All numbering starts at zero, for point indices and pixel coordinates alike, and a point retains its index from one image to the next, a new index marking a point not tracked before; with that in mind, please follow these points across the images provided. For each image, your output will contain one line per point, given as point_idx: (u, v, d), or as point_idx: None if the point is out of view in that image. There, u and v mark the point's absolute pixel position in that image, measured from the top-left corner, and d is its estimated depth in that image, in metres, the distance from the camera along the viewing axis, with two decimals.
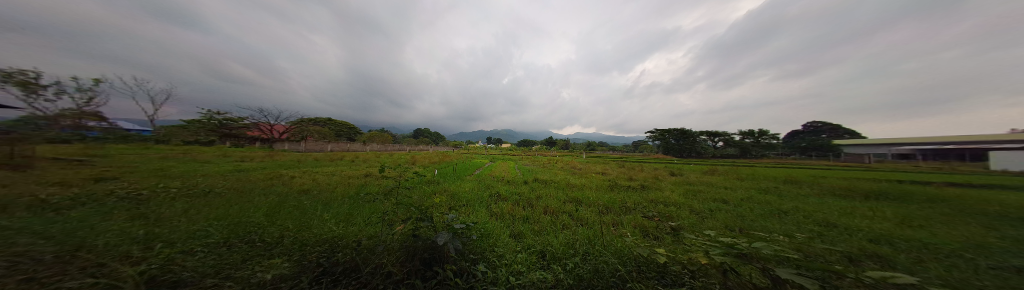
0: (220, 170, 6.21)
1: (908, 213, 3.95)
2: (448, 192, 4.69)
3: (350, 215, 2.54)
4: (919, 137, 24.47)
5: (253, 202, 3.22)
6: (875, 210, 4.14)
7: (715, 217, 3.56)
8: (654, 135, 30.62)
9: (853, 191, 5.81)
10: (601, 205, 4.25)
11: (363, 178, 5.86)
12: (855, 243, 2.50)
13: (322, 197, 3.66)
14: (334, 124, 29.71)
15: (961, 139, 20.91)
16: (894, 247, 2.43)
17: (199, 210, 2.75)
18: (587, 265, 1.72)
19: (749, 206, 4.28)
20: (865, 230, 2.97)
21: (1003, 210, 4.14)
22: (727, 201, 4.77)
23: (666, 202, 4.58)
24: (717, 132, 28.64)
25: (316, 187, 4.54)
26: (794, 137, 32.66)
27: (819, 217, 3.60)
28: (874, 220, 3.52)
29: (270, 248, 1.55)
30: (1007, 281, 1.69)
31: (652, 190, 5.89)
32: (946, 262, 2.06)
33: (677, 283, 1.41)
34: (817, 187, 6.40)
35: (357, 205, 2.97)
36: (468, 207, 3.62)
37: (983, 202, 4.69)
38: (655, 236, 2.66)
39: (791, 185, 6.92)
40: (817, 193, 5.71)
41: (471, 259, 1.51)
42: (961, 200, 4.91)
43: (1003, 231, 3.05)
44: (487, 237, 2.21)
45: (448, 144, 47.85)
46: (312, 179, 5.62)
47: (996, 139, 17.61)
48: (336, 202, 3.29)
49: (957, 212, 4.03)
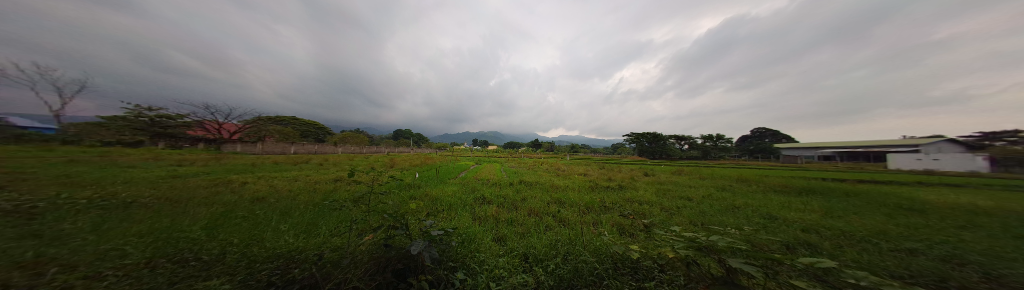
0: (149, 177, 5.22)
1: (831, 205, 4.72)
2: (429, 196, 4.49)
3: (312, 225, 2.29)
4: (835, 142, 29.59)
5: (191, 214, 2.74)
6: (806, 203, 4.87)
7: (680, 213, 3.92)
8: (630, 138, 32.79)
9: (789, 187, 6.82)
10: (582, 206, 4.41)
11: (332, 183, 5.40)
12: (791, 232, 2.93)
13: (283, 205, 3.27)
14: (301, 123, 26.97)
15: (863, 143, 25.77)
16: (818, 234, 2.91)
17: (117, 224, 2.28)
18: (567, 265, 1.76)
19: (709, 203, 4.79)
20: (799, 221, 3.48)
21: (895, 201, 5.14)
22: (690, 198, 5.27)
23: (640, 200, 4.92)
24: (684, 136, 31.58)
25: (273, 195, 4.00)
26: (743, 141, 37.55)
27: (765, 210, 4.14)
28: (805, 212, 4.15)
29: (206, 268, 1.32)
30: (899, 259, 2.12)
31: (627, 189, 6.32)
32: (859, 246, 2.49)
33: (647, 277, 1.53)
34: (762, 184, 7.39)
35: (322, 215, 2.67)
36: (450, 212, 3.50)
37: (880, 195, 5.80)
38: (630, 233, 2.84)
39: (742, 183, 7.89)
40: (763, 190, 6.58)
41: (450, 267, 1.46)
42: (866, 194, 6.01)
43: (897, 219, 3.78)
44: (469, 242, 2.15)
45: (431, 146, 46.44)
46: (270, 185, 5.00)
47: (888, 147, 21.98)
48: (296, 211, 2.95)
49: (864, 204, 4.92)
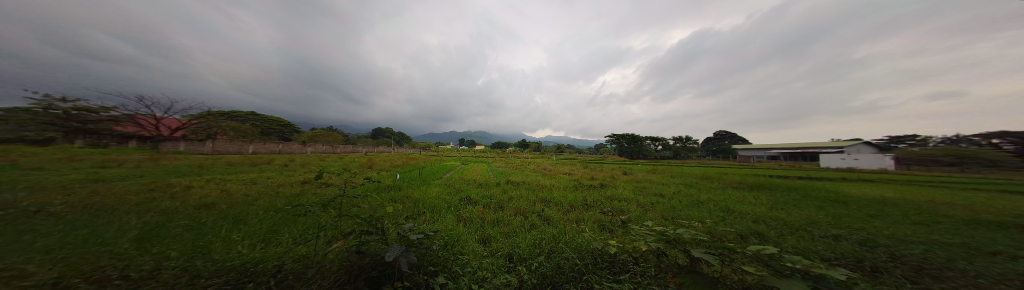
0: (57, 180, 4.29)
1: (776, 199, 5.43)
2: (411, 198, 4.30)
3: (274, 233, 2.06)
4: (780, 143, 34.14)
5: (116, 224, 2.30)
6: (757, 197, 5.55)
7: (654, 209, 4.23)
8: (611, 140, 34.54)
9: (744, 183, 7.71)
10: (566, 204, 4.55)
11: (299, 186, 4.92)
12: (745, 223, 3.32)
13: (235, 212, 2.89)
14: (263, 119, 24.21)
15: (801, 145, 30.08)
16: (765, 224, 3.34)
17: (8, 238, 1.84)
18: (550, 263, 1.80)
19: (678, 199, 5.23)
20: (751, 213, 3.95)
21: (824, 195, 6.08)
22: (663, 194, 5.71)
23: (619, 198, 5.22)
24: (658, 137, 34.09)
25: (227, 201, 3.53)
26: (708, 142, 41.71)
27: (724, 205, 4.64)
28: (756, 205, 4.72)
29: (136, 287, 1.13)
30: (825, 244, 2.51)
31: (608, 187, 6.66)
32: (798, 234, 2.90)
33: (623, 270, 1.63)
34: (722, 181, 8.27)
35: (286, 221, 2.42)
36: (433, 214, 3.40)
37: (813, 190, 6.82)
38: (609, 229, 3.00)
39: (706, 180, 8.76)
40: (723, 186, 7.36)
41: (431, 272, 1.41)
42: (803, 188, 7.02)
43: (825, 209, 4.48)
44: (452, 245, 2.10)
45: (414, 146, 44.71)
46: (223, 189, 4.41)
47: (819, 148, 25.86)
48: (254, 218, 2.63)
49: (801, 197, 5.76)
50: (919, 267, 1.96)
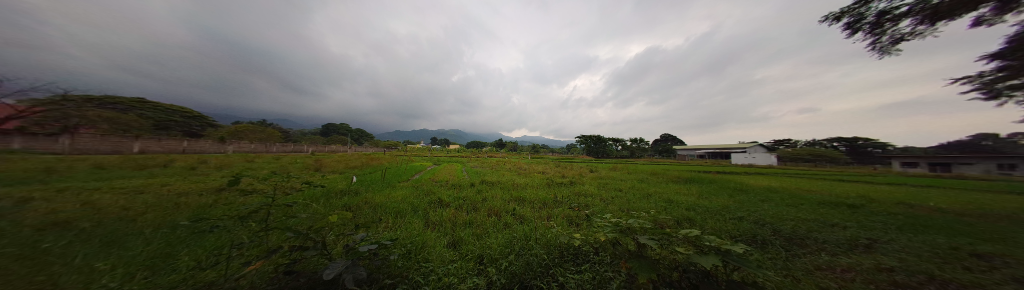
0: None
1: (704, 190, 6.62)
2: (370, 204, 3.87)
3: (169, 258, 1.57)
4: (707, 145, 41.90)
5: None
6: (691, 189, 6.68)
7: (614, 203, 4.72)
8: (580, 140, 37.16)
9: (682, 177, 9.22)
10: (538, 201, 4.74)
11: (218, 195, 3.91)
12: (682, 211, 3.96)
13: (106, 233, 2.12)
14: (163, 107, 18.69)
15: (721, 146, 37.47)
16: (696, 211, 4.05)
17: None
18: (520, 261, 1.83)
19: (633, 192, 5.95)
20: (686, 203, 4.72)
21: (735, 185, 7.70)
22: (621, 189, 6.40)
23: (586, 193, 5.67)
24: (619, 139, 38.11)
25: (93, 217, 2.58)
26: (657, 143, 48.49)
27: (667, 196, 5.44)
28: (690, 195, 5.68)
29: None
30: (735, 224, 3.18)
31: (577, 184, 7.15)
32: (718, 217, 3.60)
33: (585, 260, 1.77)
34: (667, 176, 9.71)
35: (190, 241, 1.88)
36: (396, 220, 3.11)
37: (728, 181, 8.57)
38: (576, 222, 3.24)
39: (655, 175, 10.20)
40: (667, 180, 8.67)
41: (387, 285, 1.29)
42: (723, 181, 8.75)
43: (736, 197, 5.66)
44: (415, 252, 1.95)
45: (377, 145, 40.39)
46: (89, 202, 3.20)
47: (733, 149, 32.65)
48: (136, 239, 1.97)
49: (720, 188, 7.17)
50: (791, 238, 2.65)
